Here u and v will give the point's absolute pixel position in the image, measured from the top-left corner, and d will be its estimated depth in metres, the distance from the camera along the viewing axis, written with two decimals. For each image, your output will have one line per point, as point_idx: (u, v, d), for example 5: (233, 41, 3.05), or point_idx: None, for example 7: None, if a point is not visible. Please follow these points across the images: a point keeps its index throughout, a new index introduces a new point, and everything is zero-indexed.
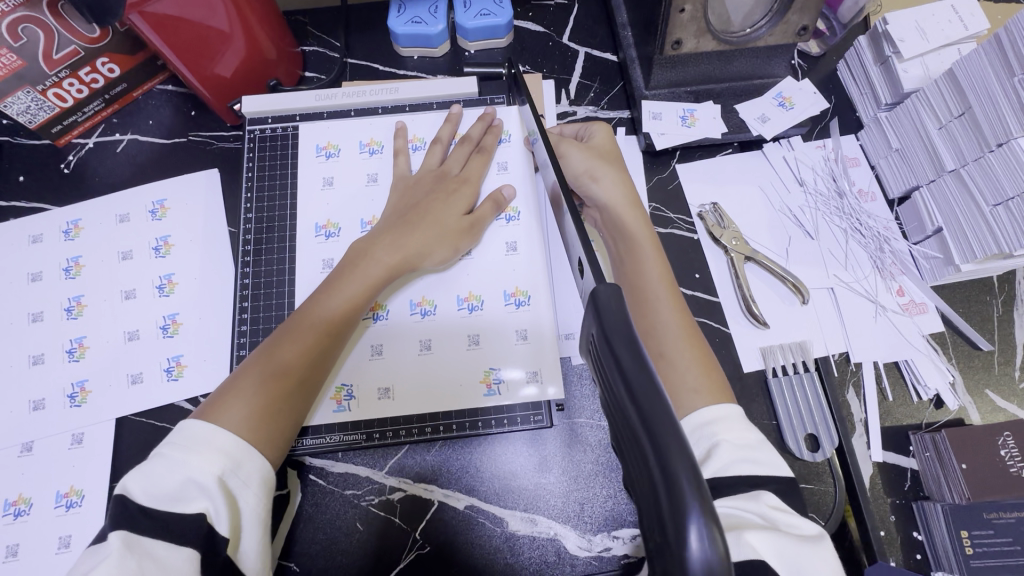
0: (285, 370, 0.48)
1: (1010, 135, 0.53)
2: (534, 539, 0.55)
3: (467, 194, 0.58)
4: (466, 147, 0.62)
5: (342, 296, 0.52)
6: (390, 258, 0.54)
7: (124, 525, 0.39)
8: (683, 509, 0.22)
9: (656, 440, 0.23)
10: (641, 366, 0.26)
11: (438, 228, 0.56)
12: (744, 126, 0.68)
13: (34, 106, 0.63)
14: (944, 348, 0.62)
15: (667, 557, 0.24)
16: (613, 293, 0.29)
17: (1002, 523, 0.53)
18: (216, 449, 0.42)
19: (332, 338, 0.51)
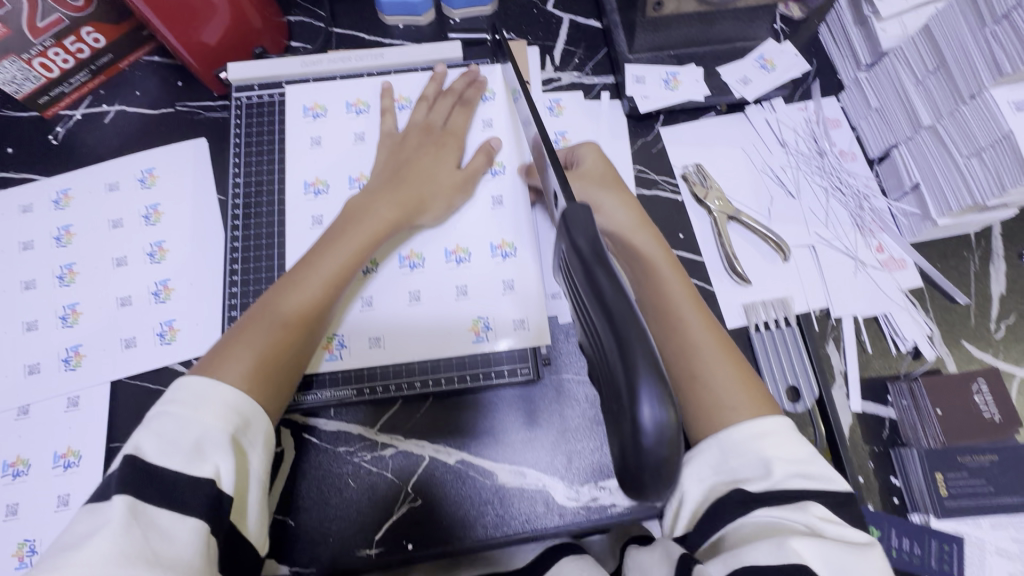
0: (286, 322, 0.48)
1: (983, 88, 0.54)
2: (523, 490, 0.57)
3: (454, 147, 0.61)
4: (449, 99, 0.63)
5: (344, 249, 0.52)
6: (390, 212, 0.54)
7: (129, 489, 0.38)
8: (638, 385, 0.26)
9: (618, 331, 0.27)
10: (609, 272, 0.29)
11: (434, 183, 0.58)
12: (726, 88, 0.69)
13: (20, 75, 0.63)
14: (923, 302, 0.64)
15: (625, 430, 0.27)
16: (582, 210, 0.32)
17: (974, 466, 0.55)
18: (233, 410, 0.43)
19: (326, 300, 0.51)
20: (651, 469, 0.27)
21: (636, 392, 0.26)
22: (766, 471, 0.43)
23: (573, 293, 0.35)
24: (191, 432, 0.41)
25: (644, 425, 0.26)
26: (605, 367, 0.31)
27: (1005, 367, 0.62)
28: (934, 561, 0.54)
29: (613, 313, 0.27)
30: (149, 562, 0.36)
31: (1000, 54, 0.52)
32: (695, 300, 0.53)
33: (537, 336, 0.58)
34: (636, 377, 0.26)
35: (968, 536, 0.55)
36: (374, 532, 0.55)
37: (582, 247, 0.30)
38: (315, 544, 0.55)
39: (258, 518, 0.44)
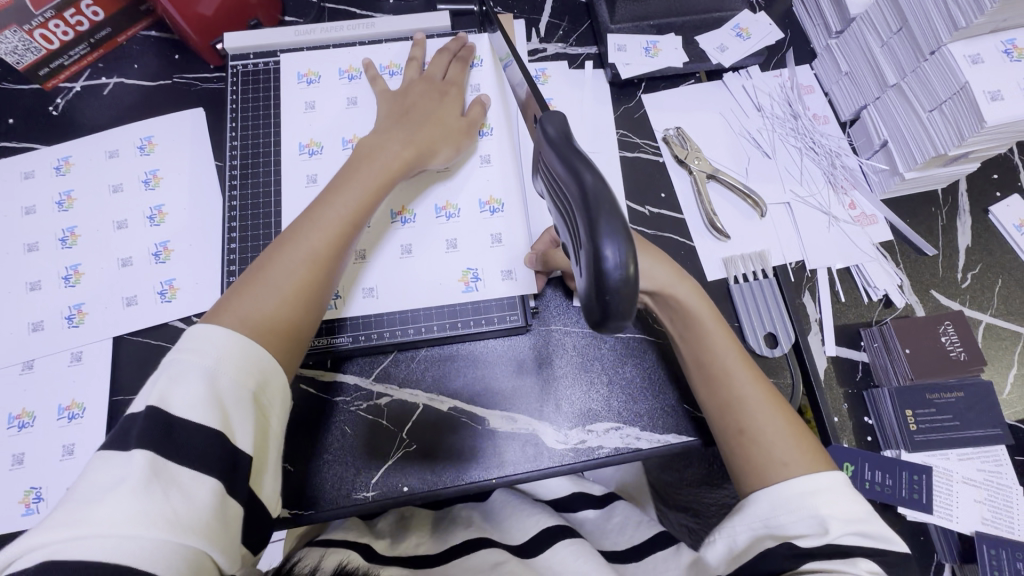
0: (309, 257, 0.49)
1: (941, 45, 0.56)
2: (514, 434, 0.59)
3: (456, 96, 0.63)
4: (444, 56, 0.65)
5: (359, 187, 0.53)
6: (402, 151, 0.56)
7: (150, 446, 0.38)
8: (604, 232, 0.32)
9: (591, 196, 0.33)
10: (585, 159, 0.35)
11: (442, 131, 0.60)
12: (704, 56, 0.72)
13: (21, 46, 0.65)
14: (893, 254, 0.67)
15: (591, 278, 0.33)
16: (559, 120, 0.39)
17: (942, 402, 0.59)
18: (255, 368, 0.43)
19: (340, 242, 0.51)
20: (612, 308, 0.33)
21: (599, 235, 0.32)
22: (822, 530, 0.44)
23: (551, 194, 0.41)
24: (209, 385, 0.41)
25: (608, 266, 0.31)
26: (575, 242, 0.36)
27: (971, 314, 0.65)
28: (905, 491, 0.57)
29: (582, 179, 0.34)
30: (168, 522, 0.36)
31: (955, 10, 0.55)
32: (736, 350, 0.53)
33: (525, 286, 0.60)
34: (597, 219, 0.32)
35: (936, 466, 0.58)
36: (371, 476, 0.57)
37: (556, 143, 0.38)
38: (315, 488, 0.57)
39: (274, 476, 0.44)
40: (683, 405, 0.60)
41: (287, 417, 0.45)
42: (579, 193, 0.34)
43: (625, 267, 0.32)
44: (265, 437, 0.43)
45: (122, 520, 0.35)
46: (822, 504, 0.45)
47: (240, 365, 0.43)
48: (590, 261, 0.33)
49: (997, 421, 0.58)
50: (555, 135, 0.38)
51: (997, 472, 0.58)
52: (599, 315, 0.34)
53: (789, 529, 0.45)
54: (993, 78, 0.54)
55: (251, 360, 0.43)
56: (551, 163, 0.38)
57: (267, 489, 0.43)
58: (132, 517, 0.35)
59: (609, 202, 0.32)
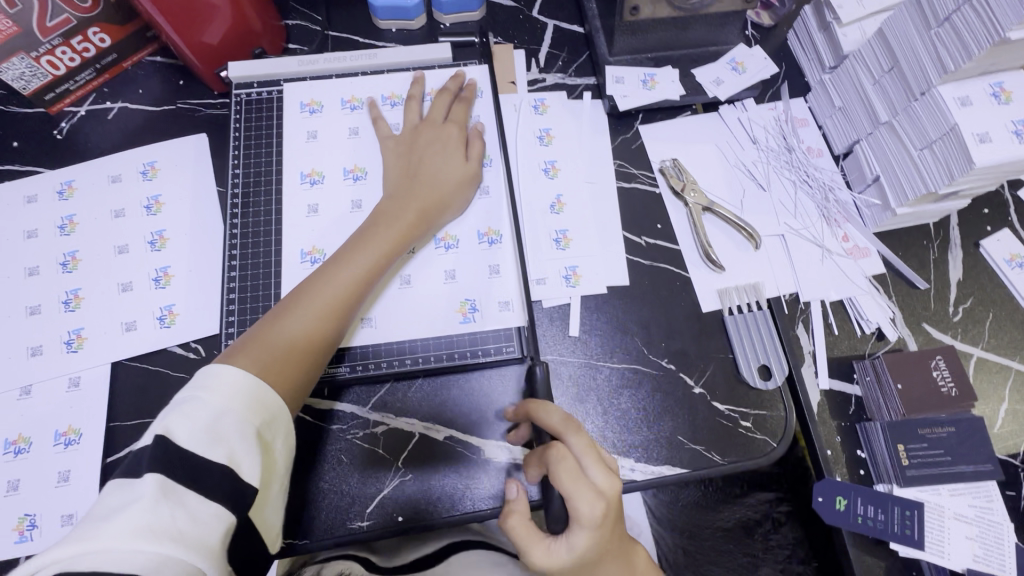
0: (320, 313, 0.51)
1: (931, 87, 0.58)
2: (509, 464, 0.59)
3: (458, 137, 0.64)
4: (446, 97, 0.67)
5: (374, 249, 0.56)
6: (414, 213, 0.59)
7: (161, 468, 0.39)
8: None
9: None
10: None
11: (449, 180, 0.62)
12: (701, 88, 0.74)
13: (28, 72, 0.66)
14: (885, 287, 0.67)
15: None
16: None
17: (934, 437, 0.59)
18: (262, 407, 0.44)
19: (347, 298, 0.53)
20: None
21: None
22: None
23: None
24: (218, 421, 0.41)
25: None
26: None
27: (963, 348, 0.66)
28: (897, 526, 0.58)
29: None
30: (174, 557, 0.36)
31: (945, 54, 0.56)
32: None
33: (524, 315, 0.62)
34: None
35: (928, 502, 0.59)
36: (367, 506, 0.57)
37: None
38: (310, 518, 0.57)
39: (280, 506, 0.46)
40: (678, 437, 0.60)
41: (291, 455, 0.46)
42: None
43: None
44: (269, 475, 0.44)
45: (132, 536, 0.35)
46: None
47: (247, 404, 0.43)
48: None
49: (987, 456, 0.59)
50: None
51: (987, 508, 0.59)
52: None
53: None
54: (981, 120, 0.56)
55: (257, 399, 0.44)
56: None
57: (269, 523, 0.44)
58: (141, 532, 0.36)
59: None
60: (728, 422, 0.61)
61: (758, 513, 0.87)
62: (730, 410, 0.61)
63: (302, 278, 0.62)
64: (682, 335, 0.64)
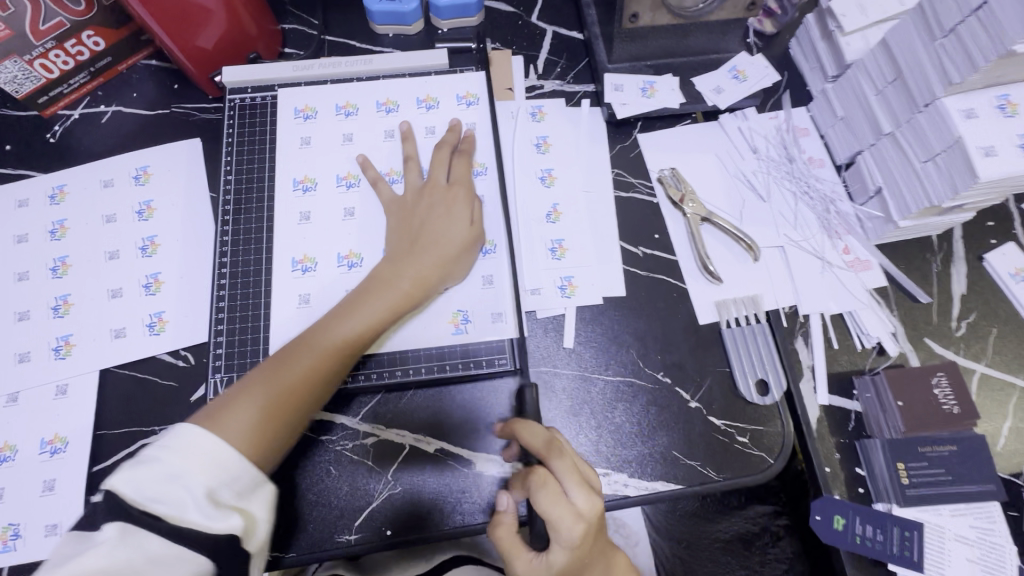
0: (302, 380, 0.51)
1: (936, 98, 0.56)
2: (500, 478, 0.58)
3: (463, 195, 0.61)
4: (446, 150, 0.64)
5: (364, 318, 0.54)
6: (412, 283, 0.56)
7: (118, 516, 0.40)
8: None
9: None
10: None
11: (448, 244, 0.58)
12: (700, 97, 0.73)
13: (21, 76, 0.66)
14: (887, 301, 0.66)
15: None
16: None
17: (935, 456, 0.58)
18: (224, 470, 0.43)
19: (319, 376, 0.51)
20: None
21: None
22: None
23: None
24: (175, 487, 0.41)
25: None
26: None
27: (965, 364, 0.65)
28: (896, 548, 0.56)
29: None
30: None
31: (949, 65, 0.55)
32: None
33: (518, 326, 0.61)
34: None
35: (928, 522, 0.57)
36: (354, 518, 0.57)
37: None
38: (296, 529, 0.56)
39: (264, 547, 0.46)
40: (673, 453, 0.59)
41: (272, 505, 0.46)
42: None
43: None
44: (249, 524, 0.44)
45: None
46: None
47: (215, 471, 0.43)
48: None
49: (990, 476, 0.58)
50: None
51: (989, 529, 0.58)
52: None
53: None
54: (987, 133, 0.54)
55: (224, 468, 0.43)
56: None
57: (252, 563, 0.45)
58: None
59: None
60: (725, 437, 0.60)
61: (756, 526, 0.86)
62: (727, 426, 0.60)
63: (292, 286, 0.61)
64: (679, 348, 0.63)
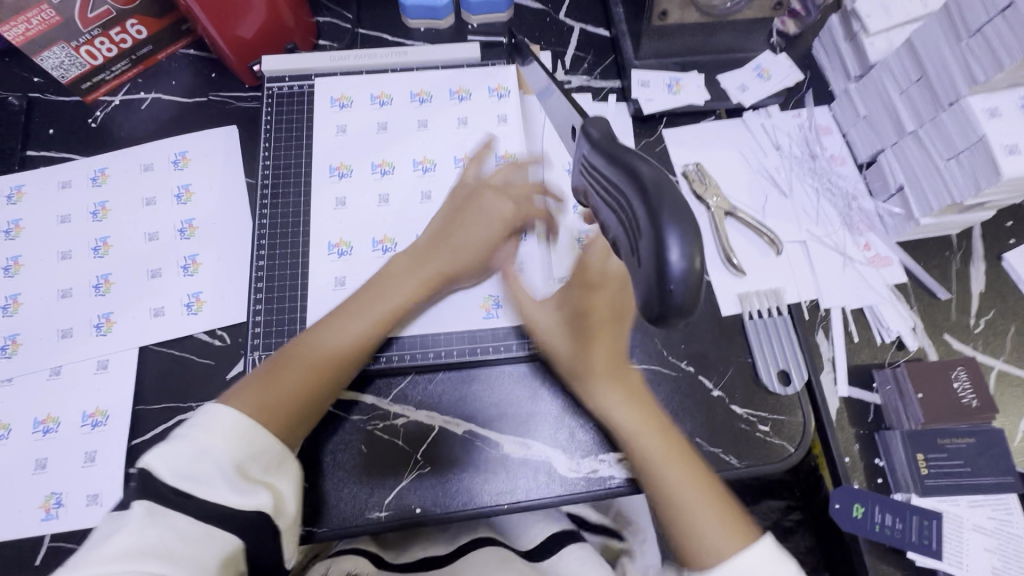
0: (327, 359, 0.54)
1: (960, 97, 0.58)
2: (526, 460, 0.60)
3: (502, 202, 0.63)
4: (511, 164, 0.66)
5: (387, 305, 0.58)
6: (432, 274, 0.60)
7: (147, 496, 0.43)
8: (661, 233, 0.32)
9: (658, 206, 0.32)
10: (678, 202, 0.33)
11: (473, 246, 0.62)
12: (725, 94, 0.74)
13: (67, 61, 0.68)
14: (906, 297, 0.68)
15: (655, 293, 0.33)
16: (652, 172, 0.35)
17: (954, 448, 0.59)
18: (256, 441, 0.46)
19: (340, 357, 0.55)
20: (678, 305, 0.32)
21: (660, 226, 0.32)
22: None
23: (616, 205, 0.36)
24: (204, 462, 0.44)
25: (672, 265, 0.32)
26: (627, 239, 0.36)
27: (983, 359, 0.66)
28: (915, 536, 0.58)
29: (669, 283, 0.32)
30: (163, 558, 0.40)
31: (975, 65, 0.56)
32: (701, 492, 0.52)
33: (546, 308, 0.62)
34: (657, 210, 0.32)
35: (946, 512, 0.58)
36: (385, 496, 0.58)
37: (648, 240, 0.33)
38: (327, 505, 0.58)
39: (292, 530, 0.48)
40: (696, 439, 0.60)
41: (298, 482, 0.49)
42: (659, 299, 0.33)
43: (687, 263, 0.32)
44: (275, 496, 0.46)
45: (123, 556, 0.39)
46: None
47: (246, 442, 0.46)
48: (653, 265, 0.32)
49: (1008, 469, 0.59)
50: (659, 234, 0.32)
51: (1007, 521, 0.58)
52: (658, 312, 0.33)
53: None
54: (1011, 132, 0.55)
55: (253, 439, 0.46)
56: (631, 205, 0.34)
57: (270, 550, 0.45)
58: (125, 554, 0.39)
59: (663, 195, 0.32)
60: (747, 426, 0.61)
61: (768, 520, 0.87)
62: (748, 414, 0.61)
63: (328, 269, 0.63)
64: (703, 338, 0.64)
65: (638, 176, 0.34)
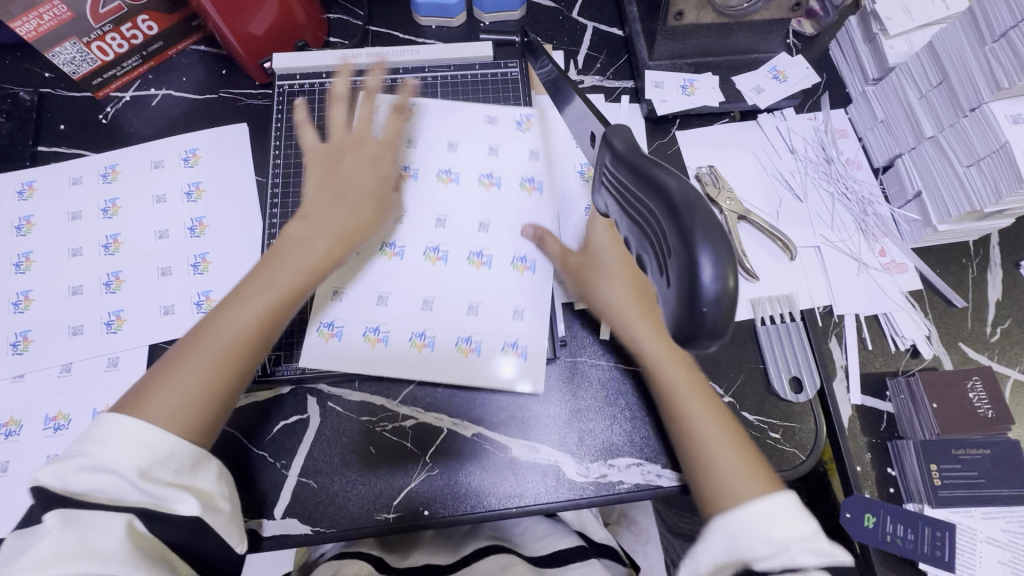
0: (236, 341, 0.50)
1: (983, 102, 0.57)
2: (535, 464, 0.60)
3: (389, 158, 0.61)
4: (370, 100, 0.63)
5: (284, 277, 0.53)
6: (333, 234, 0.56)
7: (60, 506, 0.41)
8: (696, 250, 0.29)
9: (690, 223, 0.30)
10: (711, 219, 0.30)
11: (371, 204, 0.59)
12: (740, 96, 0.73)
13: (78, 57, 0.68)
14: (922, 304, 0.67)
15: (684, 314, 0.30)
16: (680, 184, 0.32)
17: (968, 458, 0.59)
18: (151, 449, 0.44)
19: (249, 340, 0.51)
20: (709, 328, 0.30)
21: (693, 244, 0.29)
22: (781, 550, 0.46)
23: (644, 219, 0.34)
24: (107, 476, 0.42)
25: (704, 284, 0.29)
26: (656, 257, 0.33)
27: (999, 369, 0.65)
28: (927, 547, 0.57)
29: (701, 305, 0.29)
30: (87, 556, 0.40)
31: (998, 70, 0.55)
32: (726, 434, 0.54)
33: (528, 275, 0.63)
34: (690, 227, 0.30)
35: (959, 523, 0.58)
36: (393, 498, 0.58)
37: (678, 261, 0.30)
38: (337, 506, 0.58)
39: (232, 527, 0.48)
40: None
41: (218, 478, 0.48)
42: (687, 317, 0.30)
43: (722, 282, 0.29)
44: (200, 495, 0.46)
45: (50, 562, 0.39)
46: (775, 526, 0.47)
47: (145, 452, 0.44)
48: (682, 281, 0.30)
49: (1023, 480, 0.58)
50: (691, 254, 0.29)
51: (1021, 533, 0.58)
52: (686, 330, 0.31)
53: (756, 550, 0.47)
54: None
55: (156, 448, 0.44)
56: (659, 218, 0.32)
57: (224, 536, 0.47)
58: (55, 561, 0.39)
59: (702, 209, 0.30)
60: (757, 433, 0.60)
61: None
62: (760, 422, 0.61)
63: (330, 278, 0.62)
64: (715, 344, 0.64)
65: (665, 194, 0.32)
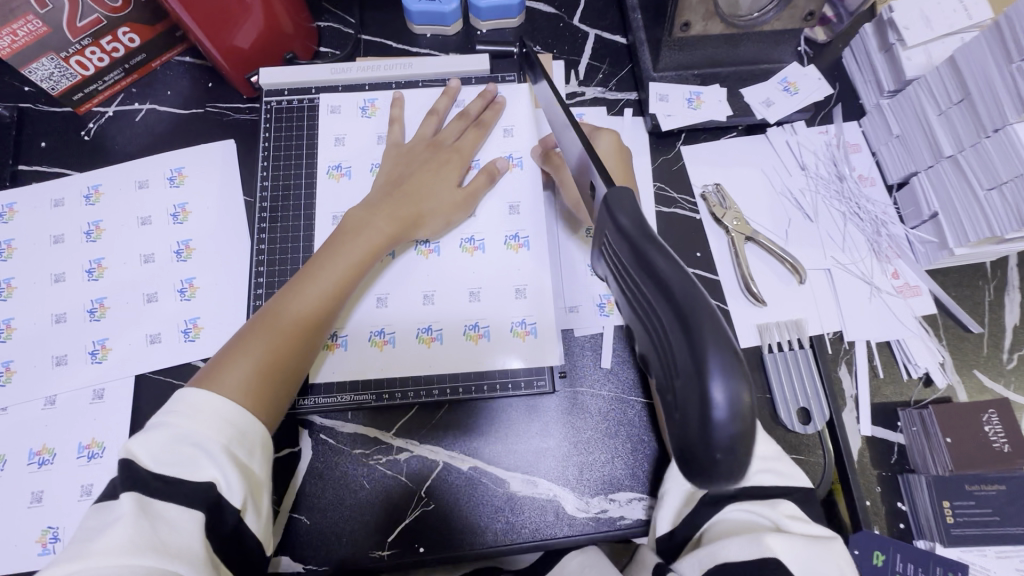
0: (301, 319, 0.52)
1: (1008, 123, 0.53)
2: (534, 499, 0.58)
3: (456, 165, 0.65)
4: (462, 121, 0.67)
5: (347, 259, 0.56)
6: (389, 226, 0.59)
7: (136, 487, 0.40)
8: (706, 373, 0.25)
9: (699, 339, 0.25)
10: (723, 334, 0.25)
11: (431, 202, 0.62)
12: (749, 109, 0.70)
13: (57, 72, 0.65)
14: (935, 329, 0.64)
15: (690, 438, 0.26)
16: (684, 281, 0.27)
17: (983, 495, 0.56)
18: (230, 423, 0.44)
19: (313, 320, 0.53)
20: (717, 462, 0.26)
21: (703, 366, 0.25)
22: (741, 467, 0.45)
23: (646, 313, 0.29)
24: (187, 447, 0.42)
25: (715, 412, 0.25)
26: (659, 358, 0.29)
27: (1015, 398, 0.62)
28: None
29: (712, 439, 0.25)
30: (157, 550, 0.38)
31: None
32: None
33: (524, 252, 0.64)
34: (699, 344, 0.25)
35: (972, 563, 0.56)
36: (387, 535, 0.57)
37: (684, 378, 0.26)
38: (329, 542, 0.56)
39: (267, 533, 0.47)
40: None
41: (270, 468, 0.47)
42: (694, 442, 0.26)
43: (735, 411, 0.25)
44: (255, 484, 0.45)
45: (122, 549, 0.37)
46: None
47: (222, 428, 0.44)
48: (689, 403, 0.26)
49: None
50: (700, 378, 0.25)
51: None
52: (692, 454, 0.27)
53: None
54: None
55: (239, 423, 0.45)
56: (663, 322, 0.28)
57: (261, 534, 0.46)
58: (125, 549, 0.37)
59: (711, 323, 0.25)
60: None
61: None
62: None
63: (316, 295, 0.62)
64: None
65: (669, 295, 0.27)
